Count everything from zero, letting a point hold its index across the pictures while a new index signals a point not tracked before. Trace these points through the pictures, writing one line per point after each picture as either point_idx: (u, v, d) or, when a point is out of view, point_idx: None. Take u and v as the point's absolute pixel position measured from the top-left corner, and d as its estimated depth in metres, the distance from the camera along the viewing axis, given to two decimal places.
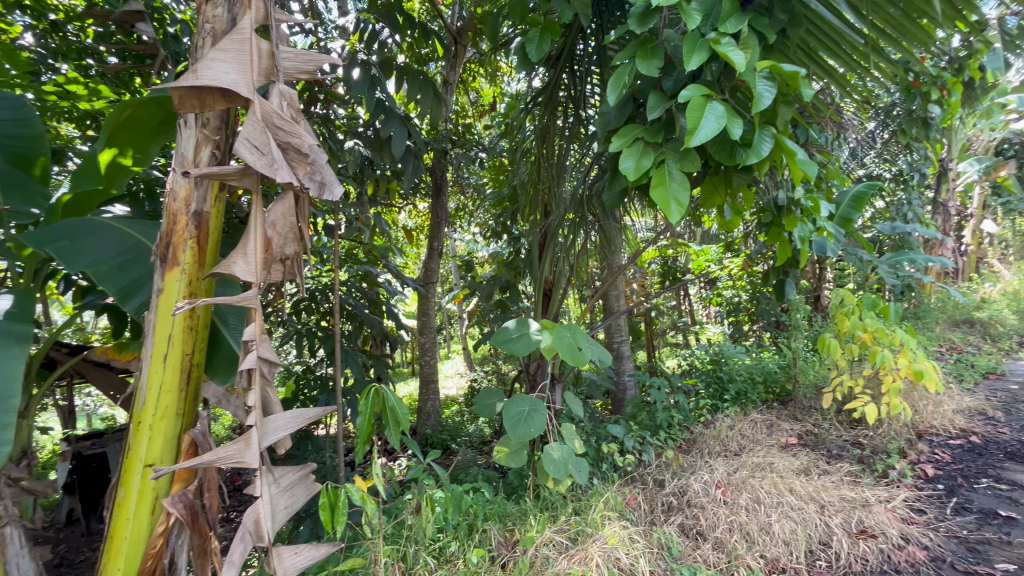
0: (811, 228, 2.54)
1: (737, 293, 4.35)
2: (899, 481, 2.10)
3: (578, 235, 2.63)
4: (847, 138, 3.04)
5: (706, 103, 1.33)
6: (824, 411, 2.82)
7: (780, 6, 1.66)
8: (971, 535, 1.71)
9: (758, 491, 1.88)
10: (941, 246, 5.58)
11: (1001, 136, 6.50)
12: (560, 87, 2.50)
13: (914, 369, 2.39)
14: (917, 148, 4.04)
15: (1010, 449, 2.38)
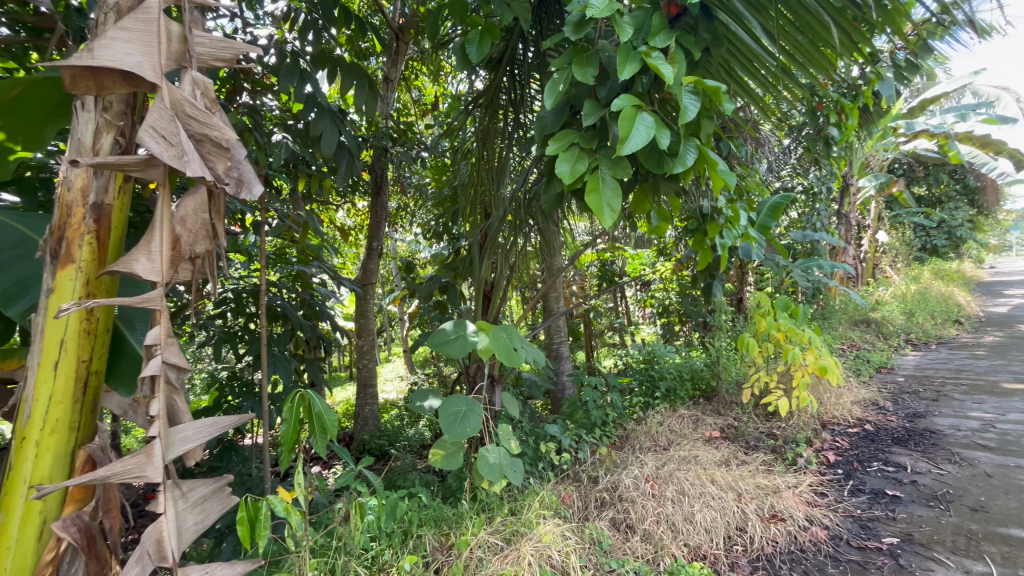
0: (732, 236, 2.73)
1: (669, 295, 4.58)
2: (806, 467, 2.30)
3: (518, 237, 2.66)
4: (764, 153, 3.30)
5: (637, 114, 1.39)
6: (744, 405, 3.04)
7: (705, 27, 1.74)
8: (863, 513, 1.91)
9: (683, 483, 1.99)
10: (844, 254, 6.19)
11: (892, 156, 7.33)
12: (501, 91, 2.52)
13: (819, 365, 2.63)
14: (824, 165, 4.47)
15: (896, 435, 2.67)
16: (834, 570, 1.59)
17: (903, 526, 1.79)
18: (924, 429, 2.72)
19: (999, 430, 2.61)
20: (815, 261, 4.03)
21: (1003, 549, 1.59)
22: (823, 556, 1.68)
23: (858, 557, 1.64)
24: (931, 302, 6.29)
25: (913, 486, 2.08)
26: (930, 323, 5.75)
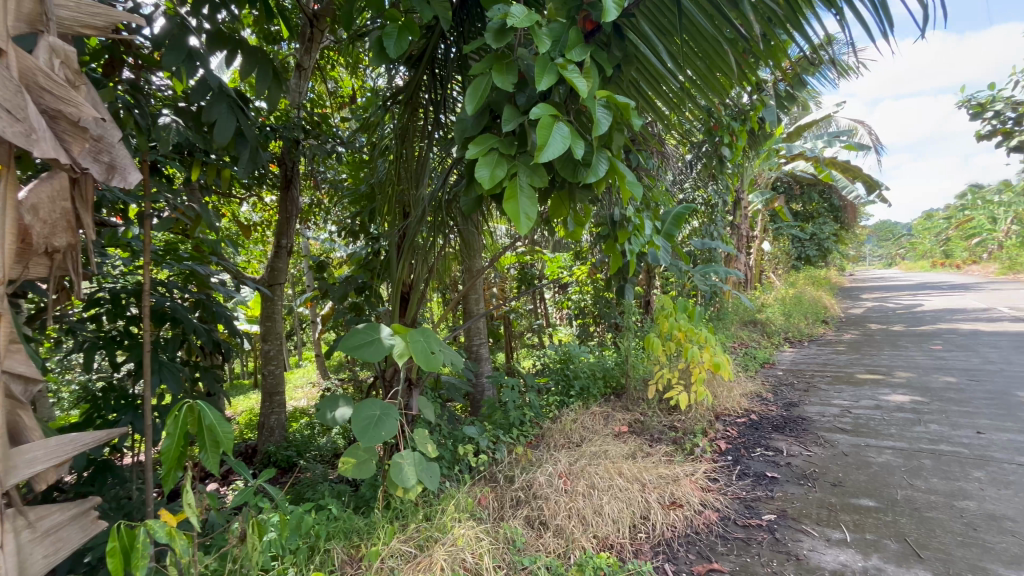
0: (640, 242, 2.91)
1: (584, 297, 4.79)
2: (702, 456, 2.51)
3: (439, 236, 2.58)
4: (669, 167, 3.56)
5: (554, 124, 1.44)
6: (650, 400, 3.26)
7: (616, 44, 1.75)
8: (748, 494, 2.12)
9: (593, 477, 2.08)
10: (736, 261, 6.87)
11: (776, 175, 8.27)
12: (421, 89, 2.47)
13: (714, 362, 2.90)
14: (720, 181, 4.94)
15: (776, 423, 3.01)
16: (723, 548, 1.75)
17: (779, 504, 2.01)
18: (797, 417, 3.08)
19: (854, 415, 3.04)
20: (712, 267, 4.43)
21: (855, 517, 1.85)
22: (714, 536, 1.84)
23: (742, 535, 1.82)
24: (805, 305, 7.18)
25: (787, 467, 2.36)
26: (804, 323, 6.56)
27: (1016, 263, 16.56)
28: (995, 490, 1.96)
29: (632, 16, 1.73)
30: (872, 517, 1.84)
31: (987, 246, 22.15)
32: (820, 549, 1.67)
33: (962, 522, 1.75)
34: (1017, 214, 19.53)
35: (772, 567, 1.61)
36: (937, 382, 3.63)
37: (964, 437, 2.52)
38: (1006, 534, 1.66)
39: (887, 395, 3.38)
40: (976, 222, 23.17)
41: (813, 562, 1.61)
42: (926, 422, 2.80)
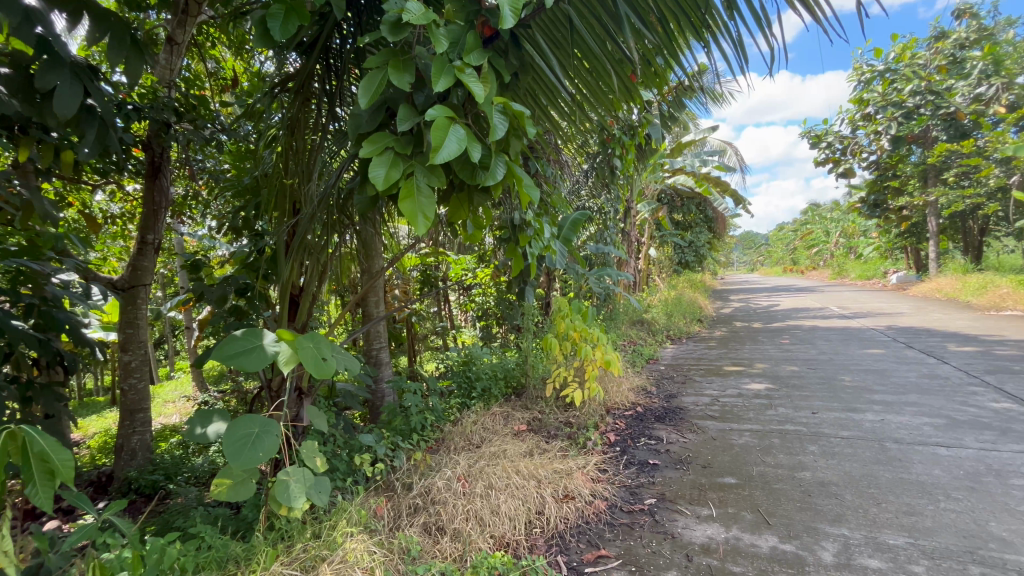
0: (540, 246, 3.01)
1: (488, 299, 4.83)
2: (594, 449, 2.66)
3: (332, 236, 2.44)
4: (567, 175, 3.73)
5: (450, 126, 1.43)
6: (547, 398, 3.38)
7: (513, 52, 1.82)
8: (632, 481, 2.29)
9: (491, 477, 2.11)
10: (627, 265, 7.42)
11: (660, 188, 9.08)
12: (313, 78, 2.32)
13: (605, 359, 3.09)
14: (613, 190, 5.29)
15: (658, 414, 3.29)
16: (610, 535, 1.87)
17: (658, 488, 2.20)
18: (676, 407, 3.41)
19: (722, 403, 3.43)
20: (606, 271, 4.72)
21: (720, 494, 2.09)
22: (603, 524, 1.95)
23: (627, 520, 1.96)
24: (684, 306, 7.96)
25: (666, 454, 2.59)
26: (683, 321, 7.28)
27: (842, 271, 19.96)
28: (825, 460, 2.33)
29: (528, 27, 1.77)
30: (733, 493, 2.09)
31: (824, 255, 26.39)
32: (691, 526, 1.86)
33: (800, 490, 2.06)
34: (844, 229, 23.54)
35: (651, 547, 1.76)
36: (785, 371, 4.24)
37: (803, 417, 2.97)
38: (832, 497, 1.98)
39: (747, 385, 3.86)
40: (815, 234, 27.51)
41: (685, 538, 1.78)
42: (776, 406, 3.25)
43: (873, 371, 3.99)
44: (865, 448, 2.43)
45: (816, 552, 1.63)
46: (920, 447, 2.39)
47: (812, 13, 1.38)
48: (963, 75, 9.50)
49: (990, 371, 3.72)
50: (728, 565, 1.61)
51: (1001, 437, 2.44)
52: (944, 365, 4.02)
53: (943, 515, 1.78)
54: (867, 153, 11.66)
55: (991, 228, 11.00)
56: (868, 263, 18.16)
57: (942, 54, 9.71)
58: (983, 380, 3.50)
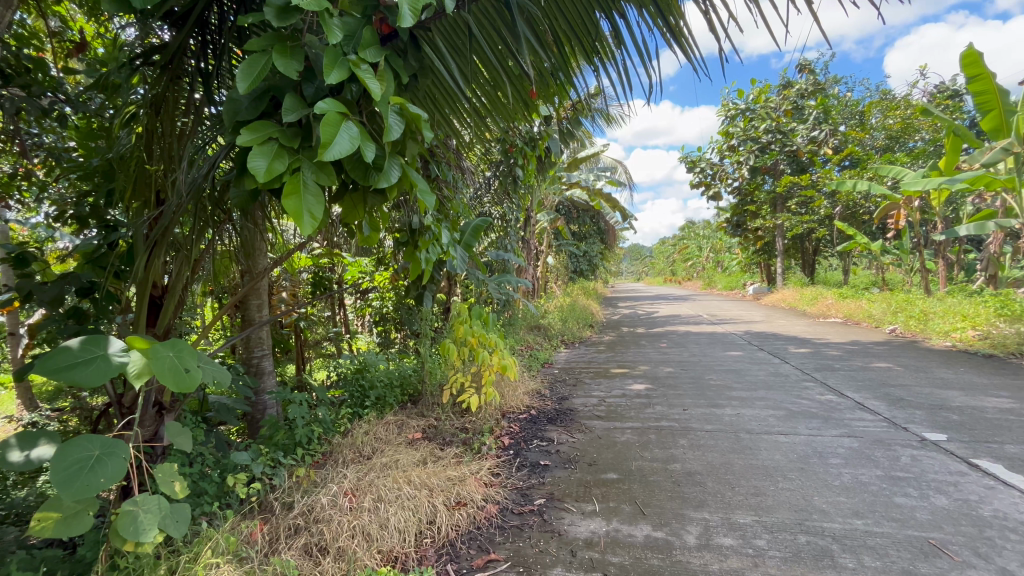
0: (440, 251, 2.99)
1: (385, 304, 4.64)
2: (488, 453, 2.69)
3: (204, 231, 2.18)
4: (469, 181, 3.76)
5: (342, 122, 1.36)
6: (443, 405, 3.35)
7: (413, 53, 1.77)
8: (523, 483, 2.35)
9: (381, 490, 2.03)
10: (526, 272, 7.65)
11: (558, 199, 9.52)
12: (186, 54, 2.07)
13: (501, 364, 3.14)
14: (514, 199, 5.40)
15: (550, 416, 3.42)
16: (500, 538, 1.90)
17: (548, 488, 2.29)
18: (567, 409, 3.58)
19: (608, 403, 3.68)
20: (507, 277, 4.79)
21: (603, 490, 2.22)
22: (493, 528, 1.98)
23: (517, 522, 2.01)
24: (577, 312, 8.41)
25: (557, 454, 2.70)
26: (576, 327, 7.68)
27: (711, 282, 22.54)
28: (692, 452, 2.60)
29: (427, 29, 1.76)
30: (614, 487, 2.24)
31: (697, 267, 29.57)
32: (576, 522, 1.96)
33: (671, 481, 2.27)
34: (713, 246, 26.60)
35: (539, 546, 1.81)
36: (663, 373, 4.66)
37: (676, 413, 3.29)
38: (697, 485, 2.21)
39: (630, 385, 4.19)
40: (690, 248, 30.73)
41: (570, 535, 1.87)
42: (654, 405, 3.55)
43: (732, 371, 4.55)
44: (724, 439, 2.76)
45: (682, 536, 1.81)
46: (766, 436, 2.77)
47: (686, 53, 1.56)
48: (803, 120, 11.32)
49: (818, 369, 4.45)
50: (608, 556, 1.71)
51: (824, 424, 2.93)
52: (785, 365, 4.72)
53: (781, 494, 2.08)
54: (731, 180, 13.33)
55: (820, 249, 13.20)
56: (731, 275, 20.72)
57: (788, 100, 11.47)
58: (813, 376, 4.18)
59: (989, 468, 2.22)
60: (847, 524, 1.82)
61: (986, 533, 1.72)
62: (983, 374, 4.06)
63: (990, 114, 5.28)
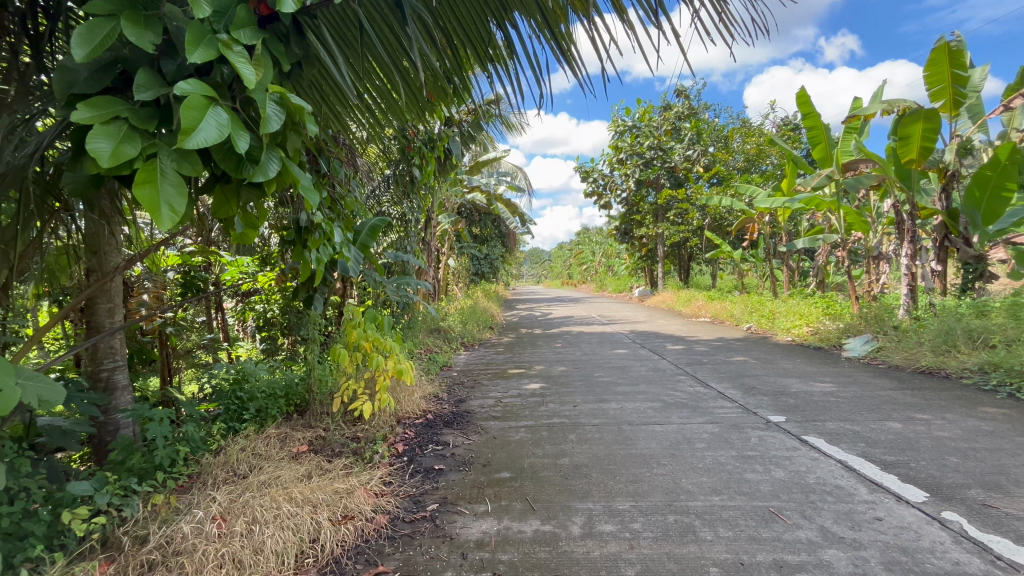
0: (329, 250, 2.81)
1: (268, 307, 4.26)
2: (380, 462, 2.60)
3: (32, 221, 1.84)
4: (363, 179, 3.62)
5: (209, 108, 1.21)
6: (333, 414, 3.17)
7: (297, 40, 1.65)
8: (416, 490, 2.30)
9: (255, 510, 1.86)
10: (427, 274, 7.53)
11: (460, 202, 9.54)
12: (8, 10, 1.73)
13: (397, 369, 3.05)
14: (414, 200, 5.29)
15: (447, 419, 3.40)
16: (389, 549, 1.84)
17: (441, 492, 2.27)
18: (463, 411, 3.59)
19: (504, 403, 3.75)
20: (406, 279, 4.67)
21: (495, 489, 2.26)
22: (383, 539, 1.91)
23: (407, 530, 1.96)
24: (477, 314, 8.47)
25: (452, 457, 2.69)
26: (476, 329, 7.72)
27: (603, 286, 24.06)
28: (580, 446, 2.75)
29: (313, 17, 1.64)
30: (506, 486, 2.29)
31: (591, 272, 31.41)
32: (468, 524, 1.97)
33: (560, 475, 2.37)
34: (605, 252, 28.45)
35: (429, 553, 1.79)
36: (556, 371, 4.88)
37: (567, 410, 3.46)
38: (583, 477, 2.34)
39: (526, 385, 4.31)
40: (585, 253, 32.48)
41: (462, 537, 1.87)
42: (547, 403, 3.70)
43: (618, 368, 4.91)
44: (608, 432, 2.96)
45: (567, 526, 1.90)
46: (645, 426, 3.03)
47: (573, 69, 1.65)
48: (680, 140, 12.60)
49: (690, 364, 4.96)
50: (497, 554, 1.74)
51: (692, 413, 3.27)
52: (663, 361, 5.20)
53: (656, 479, 2.28)
54: (620, 190, 14.38)
55: (694, 256, 14.76)
56: (621, 279, 22.32)
57: (668, 121, 12.68)
58: (685, 370, 4.66)
59: (815, 443, 2.65)
60: (707, 501, 2.05)
61: (810, 497, 2.04)
62: (813, 364, 4.84)
63: (819, 146, 6.26)
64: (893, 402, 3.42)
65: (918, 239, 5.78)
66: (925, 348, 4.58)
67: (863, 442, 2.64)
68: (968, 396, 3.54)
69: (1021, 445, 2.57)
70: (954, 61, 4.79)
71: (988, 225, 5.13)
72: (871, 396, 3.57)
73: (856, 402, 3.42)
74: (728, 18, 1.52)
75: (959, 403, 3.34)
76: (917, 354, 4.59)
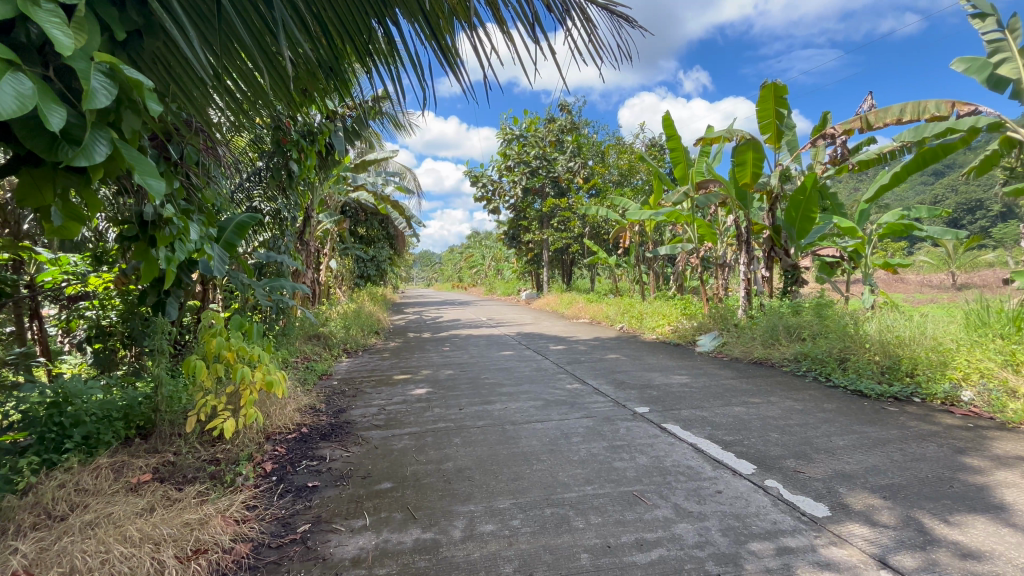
0: (184, 248, 2.49)
1: (102, 315, 3.56)
2: (243, 485, 2.35)
3: None
4: (227, 170, 3.26)
5: (5, 74, 0.98)
6: (187, 435, 2.79)
7: (135, 6, 1.42)
8: (285, 511, 2.12)
9: (76, 557, 1.57)
10: (305, 277, 7.00)
11: (343, 200, 9.04)
12: None
13: (266, 380, 2.77)
14: (291, 195, 4.90)
15: (324, 432, 3.20)
16: None
17: (314, 511, 2.12)
18: (343, 422, 3.40)
19: (388, 410, 3.63)
20: (280, 282, 4.29)
21: (375, 502, 2.17)
22: (242, 570, 1.72)
23: (274, 557, 1.79)
24: (362, 318, 8.09)
25: (328, 473, 2.53)
26: (360, 334, 7.36)
27: (493, 289, 24.46)
28: (464, 449, 2.76)
29: None
30: (387, 497, 2.21)
31: (481, 275, 31.74)
32: (344, 542, 1.86)
33: (443, 480, 2.36)
34: (493, 257, 29.04)
35: None
36: (443, 375, 4.85)
37: (452, 414, 3.46)
38: (466, 479, 2.35)
39: (412, 391, 4.22)
40: (475, 257, 32.87)
41: (335, 557, 1.77)
42: (433, 408, 3.66)
43: (504, 369, 5.03)
44: (492, 433, 3.02)
45: (448, 531, 1.90)
46: (527, 425, 3.14)
47: (456, 76, 1.67)
48: (563, 152, 13.40)
49: (570, 362, 5.27)
50: (374, 570, 1.67)
51: (570, 409, 3.48)
52: (545, 360, 5.46)
53: (535, 475, 2.37)
54: (508, 196, 14.80)
55: (576, 261, 15.76)
56: (509, 282, 22.97)
57: (552, 133, 13.41)
58: (565, 369, 4.92)
59: (672, 429, 2.98)
60: (580, 491, 2.19)
61: (667, 478, 2.29)
62: (672, 359, 5.45)
63: (680, 165, 7.09)
64: (733, 389, 3.99)
65: (753, 250, 6.82)
66: (757, 342, 5.42)
67: (709, 426, 3.03)
68: (787, 382, 4.26)
69: (821, 419, 3.16)
70: (778, 100, 5.77)
71: (801, 240, 6.24)
72: (716, 385, 4.12)
73: (705, 391, 3.91)
74: (597, 41, 1.67)
75: (780, 388, 4.01)
76: (751, 347, 5.41)
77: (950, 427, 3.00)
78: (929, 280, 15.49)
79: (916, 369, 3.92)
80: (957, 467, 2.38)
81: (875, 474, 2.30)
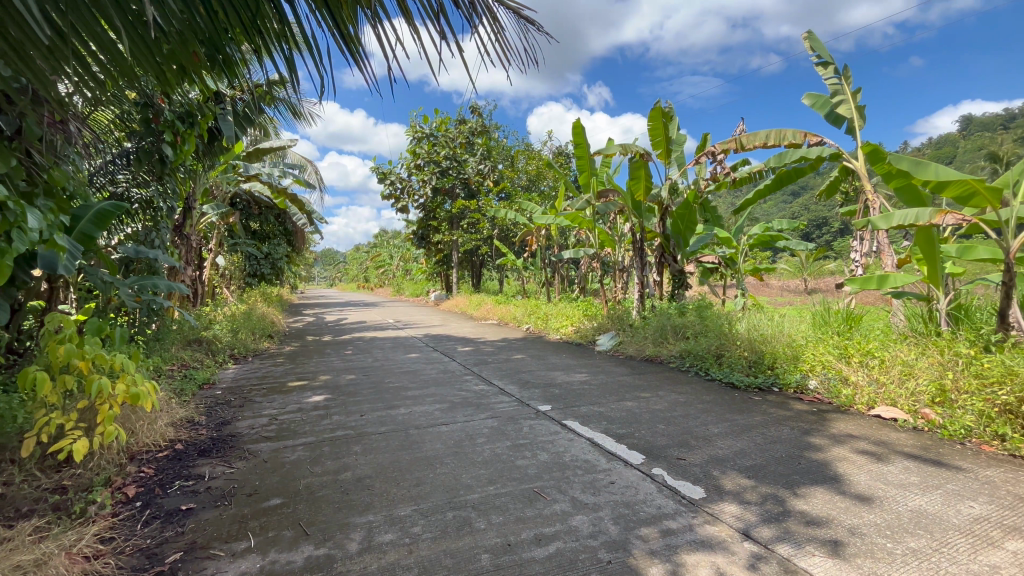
0: (21, 238, 2.09)
1: None
2: (97, 515, 2.03)
3: None
4: (84, 154, 2.81)
5: None
6: (23, 461, 2.35)
7: None
8: (151, 541, 1.88)
9: None
10: (183, 275, 6.26)
11: (232, 191, 8.26)
12: None
13: (130, 393, 2.41)
14: (167, 182, 4.34)
15: (202, 447, 2.88)
16: None
17: (187, 538, 1.89)
18: (226, 435, 3.09)
19: (280, 421, 3.36)
20: (152, 280, 3.77)
21: (262, 521, 2.01)
22: None
23: None
24: (253, 320, 7.41)
25: (206, 493, 2.28)
26: (250, 338, 6.74)
27: (401, 290, 23.74)
28: (364, 457, 2.66)
29: None
30: (276, 514, 2.05)
31: (389, 274, 30.66)
32: (223, 568, 1.69)
33: (340, 491, 2.24)
34: (401, 257, 28.24)
35: None
36: (344, 381, 4.62)
37: (352, 421, 3.30)
38: (365, 489, 2.26)
39: (309, 398, 3.95)
40: (382, 257, 31.71)
41: None
42: (331, 415, 3.46)
43: (409, 372, 4.92)
44: (394, 438, 2.93)
45: (344, 545, 1.81)
46: (430, 428, 3.10)
47: (358, 64, 1.59)
48: (473, 154, 13.48)
49: (478, 364, 5.29)
50: None
51: (475, 410, 3.49)
52: (452, 362, 5.42)
53: (437, 479, 2.35)
54: (418, 196, 14.51)
55: (485, 263, 15.86)
56: (418, 283, 22.43)
57: (462, 134, 13.42)
58: (471, 370, 4.94)
59: (571, 426, 3.11)
60: (483, 491, 2.21)
61: (565, 473, 2.39)
62: (574, 358, 5.71)
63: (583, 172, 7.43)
64: (627, 385, 4.28)
65: (646, 256, 7.37)
66: (649, 341, 5.88)
67: (605, 421, 3.22)
68: (672, 377, 4.67)
69: (700, 410, 3.50)
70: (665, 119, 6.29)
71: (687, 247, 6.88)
72: (612, 382, 4.39)
73: (602, 388, 4.15)
74: (504, 43, 1.69)
75: (667, 383, 4.38)
76: (644, 345, 5.85)
77: (799, 412, 3.50)
78: (788, 285, 17.88)
79: (776, 363, 4.50)
80: (804, 446, 2.78)
81: (741, 457, 2.60)
